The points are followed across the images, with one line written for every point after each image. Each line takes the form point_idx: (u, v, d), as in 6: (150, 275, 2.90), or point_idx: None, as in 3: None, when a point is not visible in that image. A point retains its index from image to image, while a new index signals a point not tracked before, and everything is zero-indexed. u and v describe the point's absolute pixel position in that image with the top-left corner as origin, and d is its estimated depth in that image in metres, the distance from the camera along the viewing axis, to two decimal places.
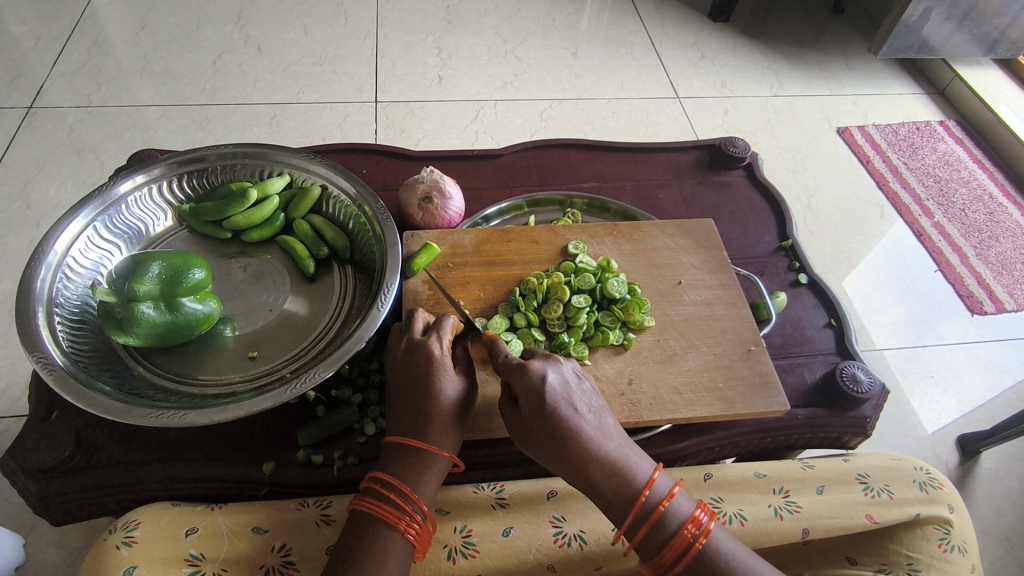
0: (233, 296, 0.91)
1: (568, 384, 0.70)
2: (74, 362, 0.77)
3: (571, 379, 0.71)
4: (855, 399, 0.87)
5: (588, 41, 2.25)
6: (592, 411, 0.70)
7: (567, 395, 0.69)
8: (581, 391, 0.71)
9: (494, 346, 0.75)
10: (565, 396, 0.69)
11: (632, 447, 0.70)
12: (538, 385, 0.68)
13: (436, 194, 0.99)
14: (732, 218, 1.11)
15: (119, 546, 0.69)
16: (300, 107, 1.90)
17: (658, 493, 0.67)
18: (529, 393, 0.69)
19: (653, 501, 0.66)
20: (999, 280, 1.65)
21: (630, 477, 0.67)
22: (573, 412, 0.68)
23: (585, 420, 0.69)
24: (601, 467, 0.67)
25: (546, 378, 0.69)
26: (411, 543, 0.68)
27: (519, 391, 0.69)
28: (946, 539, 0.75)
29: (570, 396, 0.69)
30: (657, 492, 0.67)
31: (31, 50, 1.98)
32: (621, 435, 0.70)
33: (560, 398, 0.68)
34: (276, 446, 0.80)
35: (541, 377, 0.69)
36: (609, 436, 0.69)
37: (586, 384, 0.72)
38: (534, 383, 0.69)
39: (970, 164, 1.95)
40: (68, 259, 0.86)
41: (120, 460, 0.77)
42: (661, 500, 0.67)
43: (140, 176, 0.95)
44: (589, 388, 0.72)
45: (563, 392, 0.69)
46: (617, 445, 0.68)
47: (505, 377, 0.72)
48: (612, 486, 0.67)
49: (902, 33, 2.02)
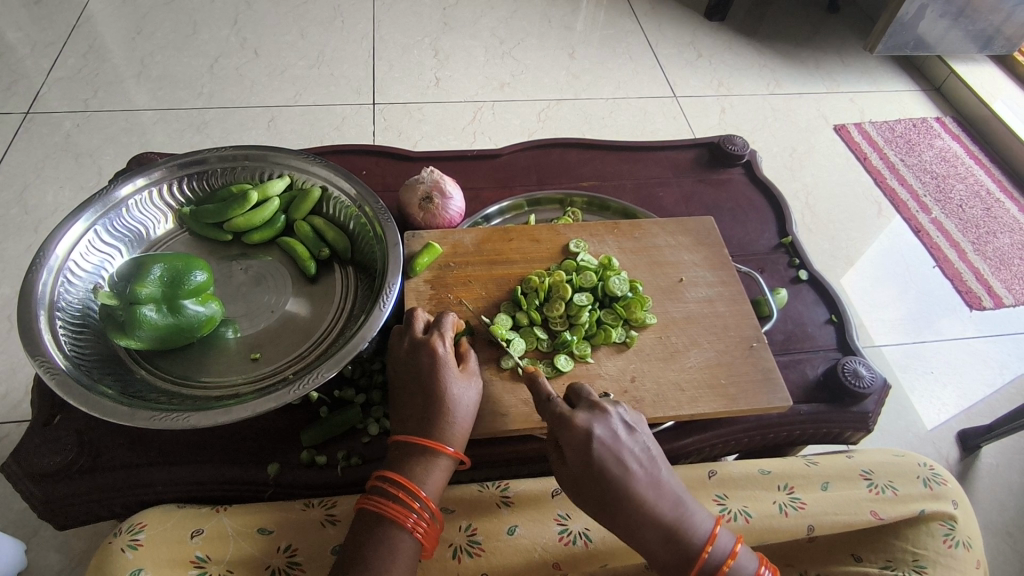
0: (235, 298, 0.91)
1: (616, 438, 0.70)
2: (76, 365, 0.77)
3: (621, 430, 0.70)
4: (856, 394, 0.88)
5: (585, 41, 2.25)
6: (643, 464, 0.69)
7: (615, 449, 0.69)
8: (632, 444, 0.70)
9: (535, 387, 0.75)
10: (612, 452, 0.69)
11: (688, 504, 0.68)
12: (583, 440, 0.69)
13: (437, 194, 0.99)
14: (732, 215, 1.12)
15: (124, 548, 0.70)
16: (298, 110, 1.90)
17: (720, 551, 0.67)
18: (574, 448, 0.69)
19: (716, 559, 0.66)
20: (998, 276, 1.66)
21: (684, 537, 0.66)
22: (621, 469, 0.68)
23: (636, 476, 0.68)
24: (654, 528, 0.67)
25: (592, 433, 0.69)
26: (418, 541, 0.68)
27: (565, 445, 0.70)
28: (951, 535, 0.75)
29: (619, 451, 0.69)
30: (720, 549, 0.67)
31: (27, 56, 1.98)
32: (675, 490, 0.69)
33: (606, 454, 0.68)
34: (281, 448, 0.80)
35: (588, 433, 0.69)
36: (662, 493, 0.68)
37: (639, 435, 0.71)
38: (579, 438, 0.69)
39: (967, 160, 1.96)
40: (70, 262, 0.86)
41: (124, 463, 0.77)
42: (724, 559, 0.66)
43: (140, 179, 0.95)
44: (643, 439, 0.71)
45: (610, 447, 0.69)
46: (670, 503, 0.67)
47: (550, 428, 0.72)
48: (666, 548, 0.67)
49: (898, 31, 2.03)
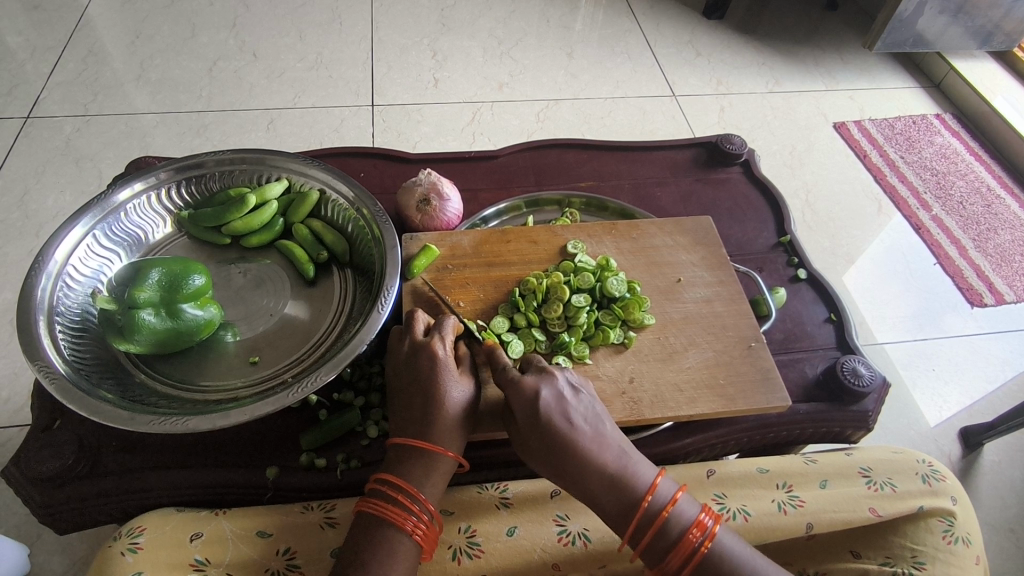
0: (234, 301, 0.91)
1: (563, 396, 0.72)
2: (76, 370, 0.77)
3: (568, 391, 0.73)
4: (856, 393, 0.88)
5: (583, 41, 2.25)
6: (589, 420, 0.71)
7: (561, 407, 0.71)
8: (578, 402, 0.72)
9: (495, 358, 0.76)
10: (558, 408, 0.71)
11: (632, 456, 0.70)
12: (530, 397, 0.71)
13: (435, 196, 0.99)
14: (730, 215, 1.12)
15: (124, 552, 0.70)
16: (296, 113, 1.91)
17: (660, 499, 0.68)
18: (522, 405, 0.71)
19: (656, 506, 0.67)
20: (998, 272, 1.66)
21: (629, 487, 0.68)
22: (567, 423, 0.70)
23: (581, 431, 0.70)
24: (599, 477, 0.68)
25: (538, 392, 0.71)
26: (418, 543, 0.68)
27: (513, 403, 0.72)
28: (950, 531, 0.75)
29: (565, 408, 0.71)
30: (659, 497, 0.68)
31: (26, 61, 1.99)
32: (620, 444, 0.71)
33: (552, 409, 0.70)
34: (280, 451, 0.80)
35: (533, 391, 0.71)
36: (607, 445, 0.70)
37: (584, 394, 0.73)
38: (526, 395, 0.71)
39: (967, 157, 1.95)
40: (69, 267, 0.86)
41: (125, 467, 0.77)
42: (664, 506, 0.67)
43: (139, 183, 0.95)
44: (590, 399, 0.74)
45: (556, 403, 0.71)
46: (615, 455, 0.69)
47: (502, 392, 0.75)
48: (612, 496, 0.68)
49: (896, 28, 2.03)
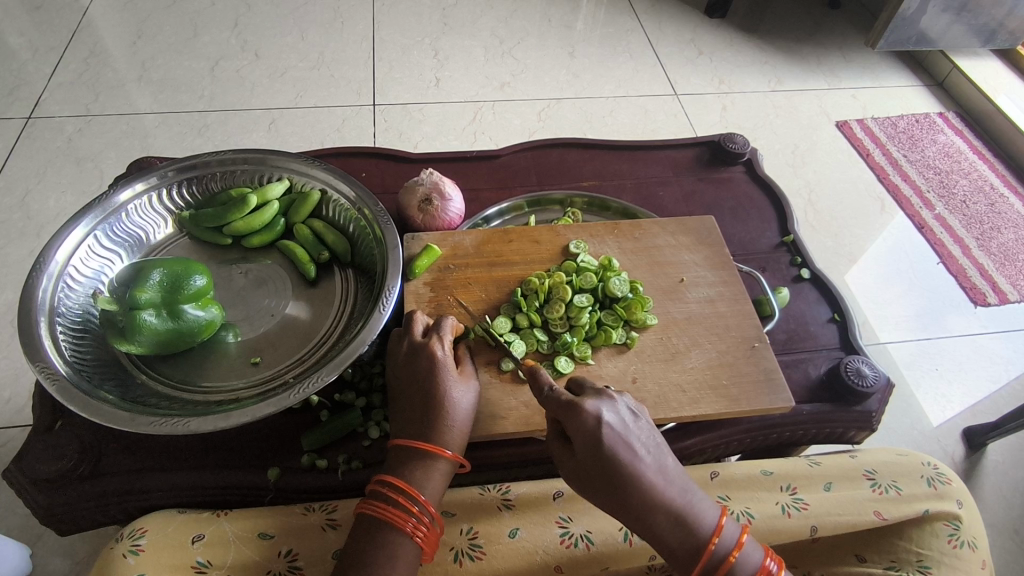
0: (236, 302, 0.91)
1: (625, 423, 0.69)
2: (77, 371, 0.77)
3: (628, 418, 0.70)
4: (860, 393, 0.87)
5: (585, 40, 2.24)
6: (651, 450, 0.68)
7: (625, 435, 0.68)
8: (639, 430, 0.69)
9: (535, 378, 0.73)
10: (622, 438, 0.68)
11: (694, 490, 0.68)
12: (593, 426, 0.67)
13: (436, 196, 0.99)
14: (734, 214, 1.11)
15: (126, 554, 0.69)
16: (298, 112, 1.90)
17: (726, 542, 0.66)
18: (583, 434, 0.67)
19: (723, 550, 0.66)
20: (1002, 271, 1.65)
21: (694, 525, 0.66)
22: (632, 456, 0.67)
23: (646, 462, 0.67)
24: (666, 515, 0.66)
25: (602, 419, 0.68)
26: (419, 545, 0.67)
27: (573, 429, 0.68)
28: (956, 535, 0.74)
29: (628, 437, 0.68)
30: (726, 541, 0.66)
31: (29, 61, 1.99)
32: (682, 477, 0.69)
33: (616, 439, 0.67)
34: (282, 452, 0.80)
35: (597, 419, 0.67)
36: (671, 479, 0.67)
37: (643, 421, 0.71)
38: (589, 424, 0.67)
39: (970, 156, 1.94)
40: (70, 268, 0.86)
41: (127, 468, 0.77)
42: (730, 550, 0.66)
43: (139, 183, 0.95)
44: (647, 425, 0.71)
45: (619, 432, 0.68)
46: (678, 489, 0.67)
47: (554, 415, 0.71)
48: (677, 534, 0.66)
49: (899, 25, 2.02)
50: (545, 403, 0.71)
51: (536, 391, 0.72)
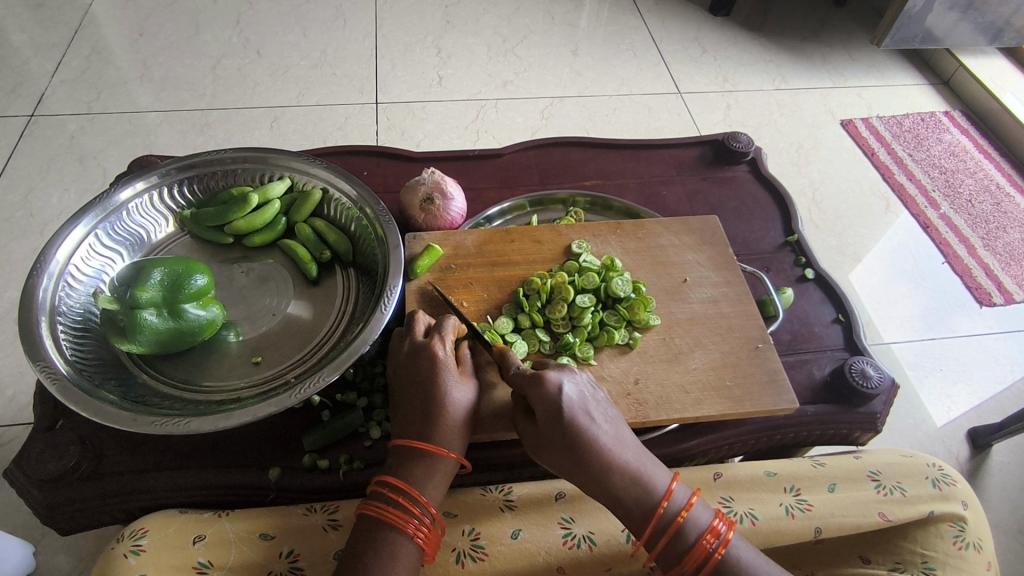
0: (237, 301, 0.91)
1: (583, 393, 0.70)
2: (78, 371, 0.77)
3: (586, 389, 0.71)
4: (864, 395, 0.86)
5: (589, 38, 2.23)
6: (609, 420, 0.70)
7: (583, 405, 0.69)
8: (598, 401, 0.70)
9: (506, 360, 0.74)
10: (581, 406, 0.68)
11: (649, 456, 0.70)
12: (555, 395, 0.68)
13: (438, 195, 0.98)
14: (737, 213, 1.11)
15: (126, 555, 0.69)
16: (300, 110, 1.90)
17: (676, 503, 0.68)
18: (545, 403, 0.68)
19: (672, 512, 0.67)
20: (1007, 271, 1.64)
21: (649, 488, 0.67)
22: (591, 423, 0.68)
23: (603, 430, 0.68)
24: (624, 479, 0.67)
25: (563, 389, 0.68)
26: (420, 547, 0.67)
27: (534, 399, 0.69)
28: (961, 536, 0.74)
29: (587, 406, 0.69)
30: (675, 502, 0.68)
31: (31, 59, 1.99)
32: (637, 444, 0.70)
33: (576, 408, 0.68)
34: (283, 451, 0.80)
35: (559, 388, 0.68)
36: (628, 446, 0.69)
37: (600, 393, 0.72)
38: (551, 394, 0.68)
39: (976, 154, 1.93)
40: (71, 267, 0.86)
41: (128, 468, 0.77)
42: (679, 510, 0.67)
43: (140, 183, 0.94)
44: (603, 397, 0.72)
45: (578, 401, 0.69)
46: (635, 455, 0.69)
47: (517, 388, 0.71)
48: (633, 496, 0.67)
49: (905, 24, 2.01)
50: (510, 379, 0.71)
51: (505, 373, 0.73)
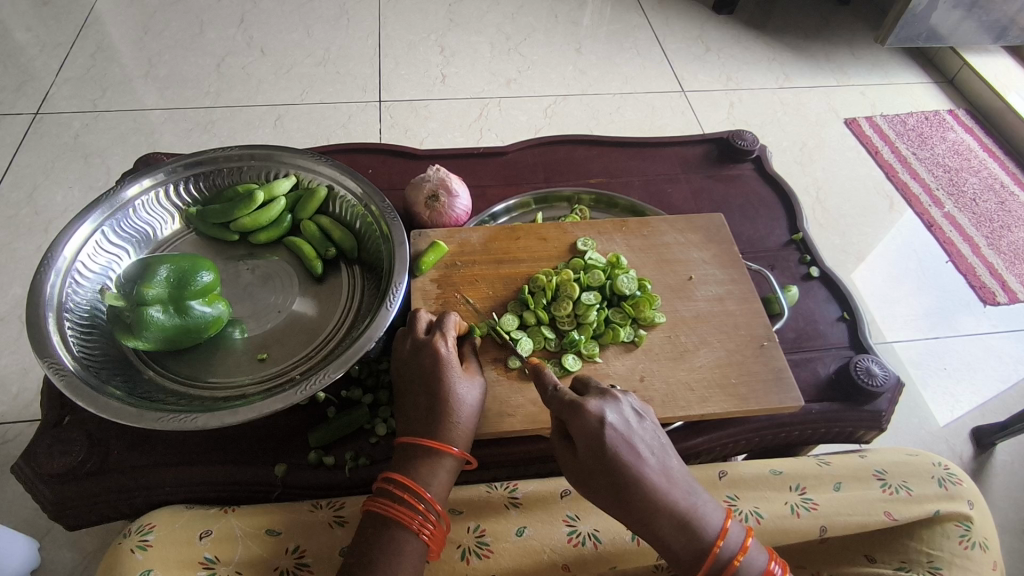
0: (243, 298, 0.91)
1: (629, 424, 0.69)
2: (85, 367, 0.77)
3: (632, 418, 0.70)
4: (870, 392, 0.86)
5: (592, 37, 2.23)
6: (655, 452, 0.68)
7: (628, 436, 0.68)
8: (644, 432, 0.69)
9: (540, 377, 0.73)
10: (625, 438, 0.68)
11: (700, 493, 0.68)
12: (596, 426, 0.67)
13: (443, 192, 0.98)
14: (742, 212, 1.10)
15: (133, 550, 0.70)
16: (304, 108, 1.90)
17: (732, 546, 0.66)
18: (586, 435, 0.68)
19: (726, 555, 0.65)
20: (1012, 270, 1.64)
21: (699, 529, 0.65)
22: (636, 457, 0.67)
23: (649, 464, 0.67)
24: (671, 518, 0.65)
25: (605, 420, 0.68)
26: (426, 543, 0.67)
27: (575, 431, 0.68)
28: (967, 536, 0.74)
29: (632, 438, 0.68)
30: (731, 544, 0.66)
31: (36, 57, 1.99)
32: (687, 479, 0.68)
33: (620, 440, 0.67)
34: (288, 448, 0.80)
35: (600, 419, 0.68)
36: (676, 482, 0.67)
37: (648, 422, 0.71)
38: (591, 424, 0.68)
39: (980, 154, 1.93)
40: (78, 264, 0.86)
41: (134, 464, 0.77)
42: (734, 554, 0.65)
43: (146, 179, 0.94)
44: (652, 427, 0.71)
45: (623, 432, 0.68)
46: (683, 492, 0.67)
47: (558, 416, 0.71)
48: (682, 538, 0.65)
49: (910, 22, 2.00)
50: (549, 404, 0.71)
51: (542, 391, 0.73)
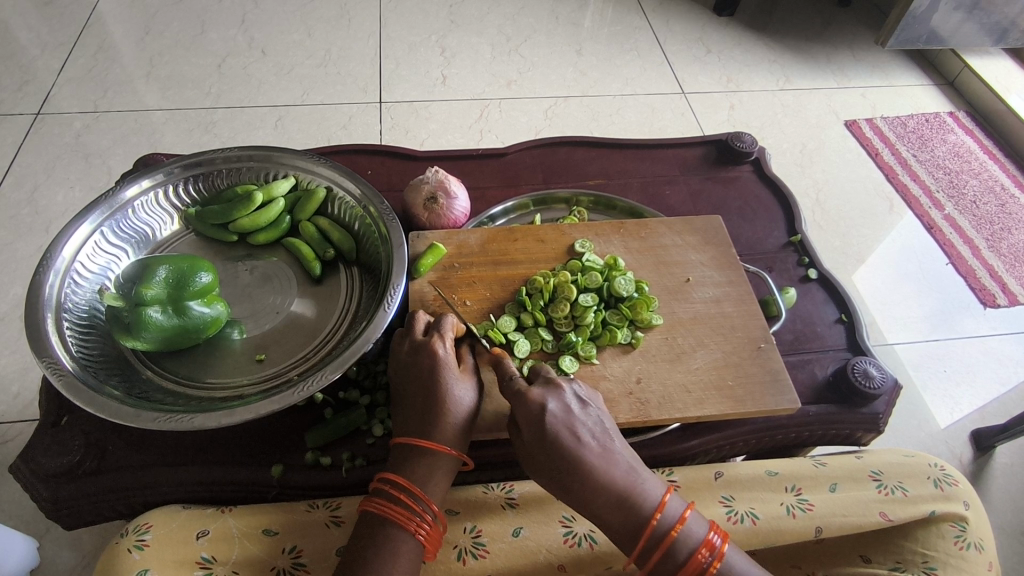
0: (241, 299, 0.91)
1: (570, 410, 0.71)
2: (83, 367, 0.77)
3: (574, 405, 0.72)
4: (867, 395, 0.86)
5: (592, 38, 2.23)
6: (597, 436, 0.70)
7: (568, 421, 0.70)
8: (586, 417, 0.71)
9: (501, 368, 0.76)
10: (565, 423, 0.70)
11: (640, 473, 0.69)
12: (536, 412, 0.70)
13: (442, 194, 0.99)
14: (740, 213, 1.11)
15: (131, 549, 0.70)
16: (305, 109, 1.91)
17: (669, 518, 0.67)
18: (527, 421, 0.70)
19: (664, 527, 0.67)
20: (1011, 272, 1.64)
21: (636, 508, 0.67)
22: (574, 441, 0.69)
23: (589, 448, 0.69)
24: (608, 498, 0.67)
25: (545, 406, 0.70)
26: (421, 543, 0.68)
27: (518, 418, 0.71)
28: (962, 536, 0.74)
29: (572, 423, 0.70)
30: (668, 517, 0.67)
31: (38, 57, 2.00)
32: (628, 461, 0.70)
33: (559, 425, 0.69)
34: (285, 448, 0.80)
35: (540, 406, 0.70)
36: (615, 463, 0.69)
37: (593, 408, 0.72)
38: (532, 411, 0.70)
39: (980, 156, 1.93)
40: (77, 264, 0.86)
41: (131, 464, 0.77)
42: (672, 525, 0.67)
43: (146, 180, 0.95)
44: (596, 412, 0.72)
45: (563, 418, 0.70)
46: (622, 473, 0.68)
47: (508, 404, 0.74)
48: (619, 515, 0.67)
49: (910, 24, 2.00)
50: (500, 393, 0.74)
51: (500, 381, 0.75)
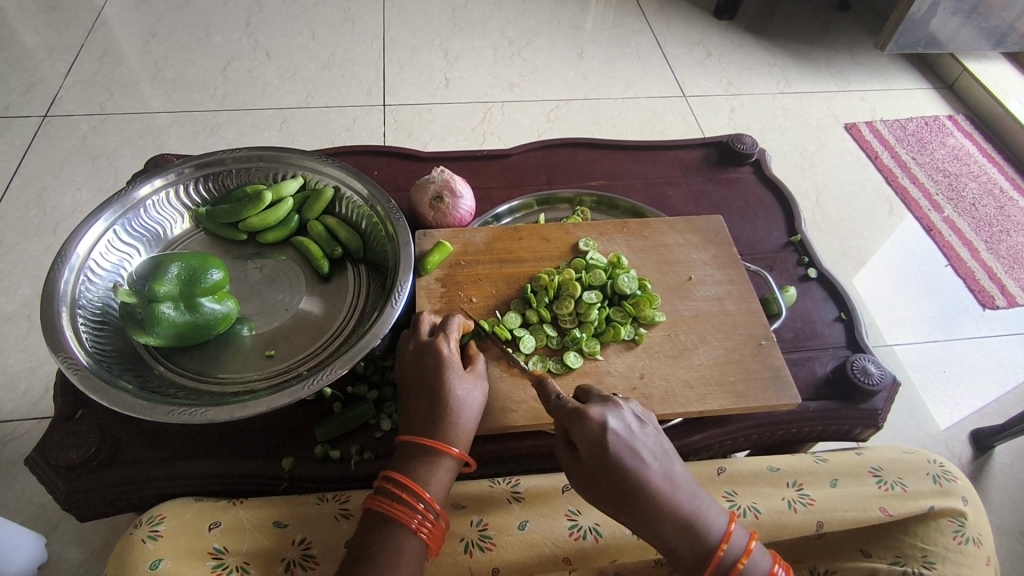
0: (251, 296, 0.93)
1: (630, 429, 0.70)
2: (97, 361, 0.79)
3: (633, 423, 0.71)
4: (866, 391, 0.88)
5: (594, 42, 2.26)
6: (658, 457, 0.69)
7: (630, 442, 0.69)
8: (646, 436, 0.70)
9: (544, 387, 0.75)
10: (626, 443, 0.69)
11: (702, 497, 0.69)
12: (598, 433, 0.69)
13: (448, 194, 1.00)
14: (741, 214, 1.12)
15: (145, 539, 0.71)
16: (310, 111, 1.93)
17: (735, 548, 0.67)
18: (589, 442, 0.69)
19: (730, 558, 0.67)
20: (1010, 274, 1.65)
21: (702, 533, 0.67)
22: (638, 462, 0.68)
23: (652, 469, 0.68)
24: (673, 523, 0.67)
25: (606, 426, 0.69)
26: (424, 541, 0.69)
27: (578, 438, 0.70)
28: (961, 531, 0.75)
29: (633, 443, 0.69)
30: (733, 548, 0.67)
31: (44, 60, 2.02)
32: (689, 484, 0.69)
33: (623, 446, 0.68)
34: (295, 442, 0.81)
35: (602, 425, 0.69)
36: (678, 486, 0.68)
37: (650, 427, 0.72)
38: (594, 431, 0.69)
39: (979, 159, 1.94)
40: (91, 261, 0.88)
41: (145, 457, 0.79)
42: (738, 556, 0.67)
43: (158, 179, 0.97)
44: (653, 431, 0.72)
45: (626, 438, 0.69)
46: (686, 496, 0.68)
47: (562, 424, 0.72)
48: (685, 541, 0.67)
49: (908, 28, 2.03)
50: (553, 411, 0.73)
51: (546, 400, 0.75)
